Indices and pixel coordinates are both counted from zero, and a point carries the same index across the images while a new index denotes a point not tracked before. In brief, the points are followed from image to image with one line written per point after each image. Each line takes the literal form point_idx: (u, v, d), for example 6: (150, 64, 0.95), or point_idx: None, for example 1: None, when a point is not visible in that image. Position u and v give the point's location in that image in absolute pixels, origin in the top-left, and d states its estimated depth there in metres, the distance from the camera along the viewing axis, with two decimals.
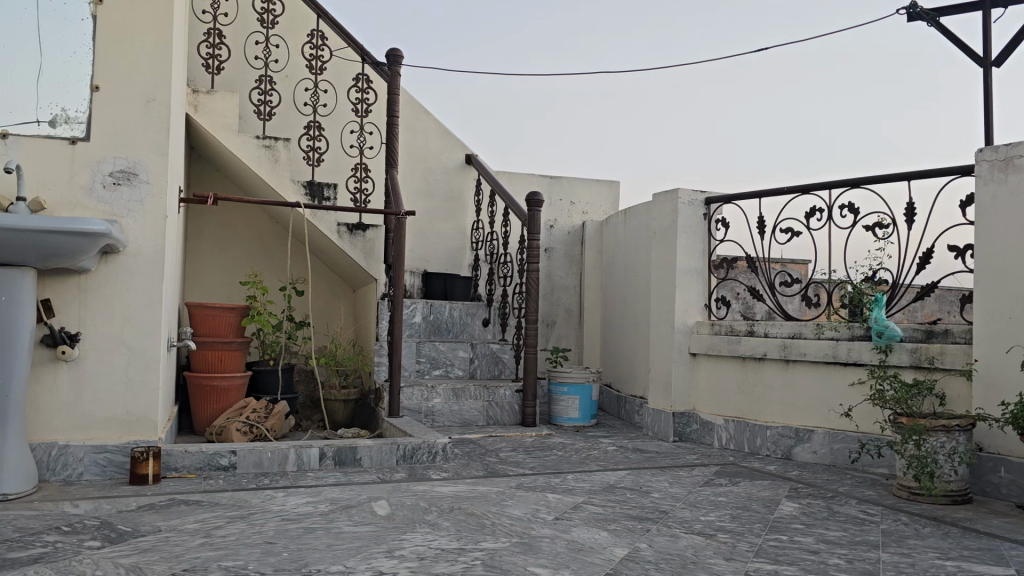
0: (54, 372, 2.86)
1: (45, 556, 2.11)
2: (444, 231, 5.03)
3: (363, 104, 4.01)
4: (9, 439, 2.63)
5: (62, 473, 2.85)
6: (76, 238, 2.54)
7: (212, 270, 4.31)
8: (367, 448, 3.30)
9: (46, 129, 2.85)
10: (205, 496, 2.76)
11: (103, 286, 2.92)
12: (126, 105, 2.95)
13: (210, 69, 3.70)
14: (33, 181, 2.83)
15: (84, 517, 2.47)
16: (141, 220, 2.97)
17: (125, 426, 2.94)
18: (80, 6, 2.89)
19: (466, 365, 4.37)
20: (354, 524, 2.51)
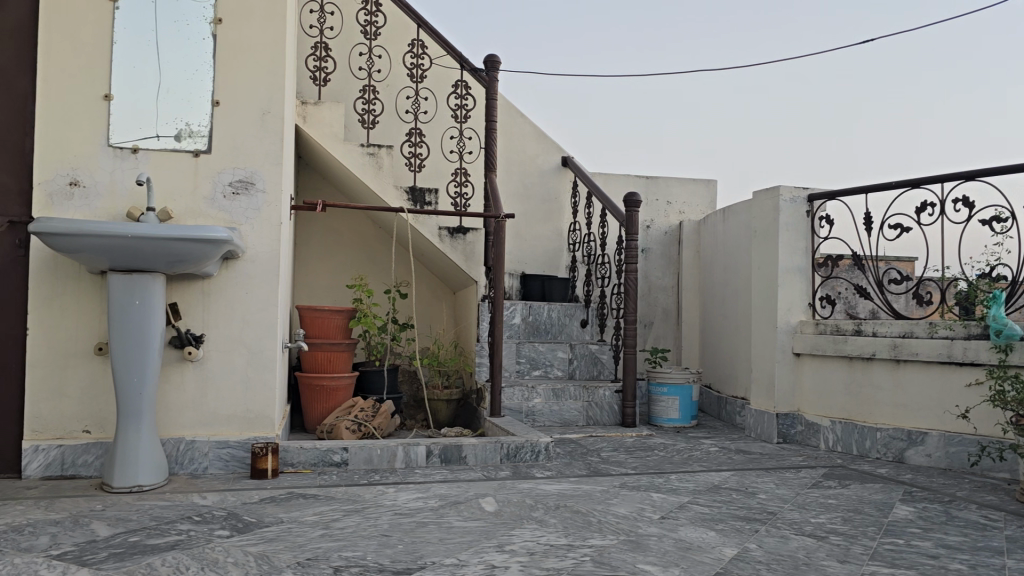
0: (181, 371, 3.04)
1: (181, 543, 2.26)
2: (541, 233, 5.08)
3: (463, 109, 4.09)
4: (142, 435, 2.81)
5: (189, 467, 3.03)
6: (202, 245, 2.70)
7: (320, 273, 4.48)
8: (472, 447, 3.37)
9: (173, 143, 3.03)
10: (322, 490, 2.89)
11: (225, 289, 3.09)
12: (244, 119, 3.11)
13: (317, 81, 3.85)
14: (161, 193, 3.01)
15: (212, 508, 2.62)
16: (257, 227, 3.12)
17: (245, 423, 3.10)
18: (201, 26, 3.07)
19: (565, 366, 4.40)
20: (464, 519, 2.58)
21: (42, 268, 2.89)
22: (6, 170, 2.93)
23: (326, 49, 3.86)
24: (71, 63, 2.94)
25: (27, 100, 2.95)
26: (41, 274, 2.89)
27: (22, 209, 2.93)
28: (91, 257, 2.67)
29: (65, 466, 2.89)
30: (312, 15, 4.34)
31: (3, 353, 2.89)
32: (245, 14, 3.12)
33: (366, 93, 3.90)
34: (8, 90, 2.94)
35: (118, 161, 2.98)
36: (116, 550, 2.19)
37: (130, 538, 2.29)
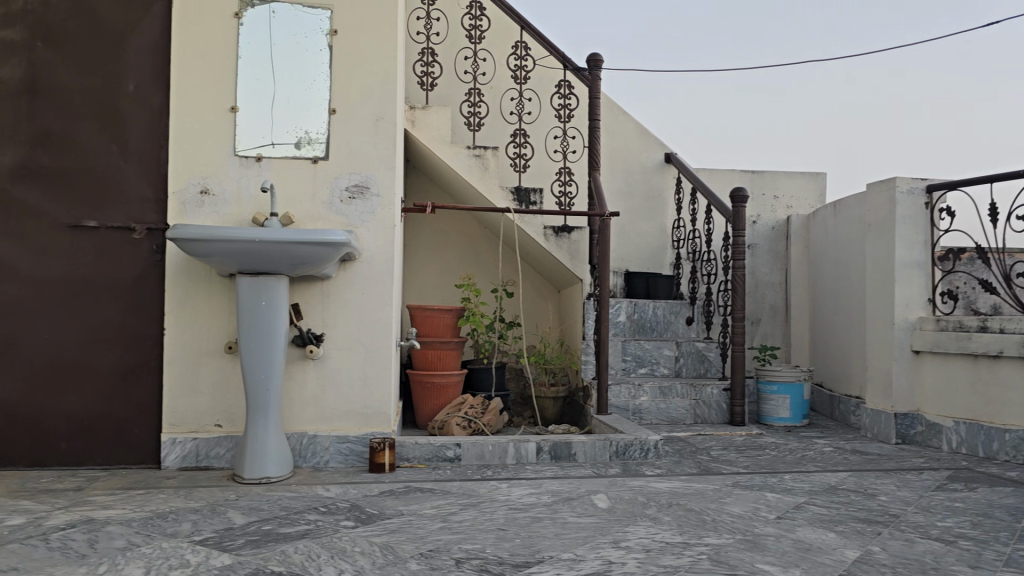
0: (303, 368, 3.18)
1: (310, 532, 2.37)
2: (645, 231, 5.06)
3: (566, 109, 4.11)
4: (268, 430, 2.96)
5: (312, 460, 3.17)
6: (322, 248, 2.82)
7: (428, 273, 4.59)
8: (581, 444, 3.40)
9: (293, 151, 3.18)
10: (438, 484, 2.98)
11: (343, 289, 3.22)
12: (359, 125, 3.23)
13: (424, 87, 3.94)
14: (283, 199, 3.17)
15: (336, 499, 2.74)
16: (373, 230, 3.24)
17: (363, 419, 3.22)
18: (319, 38, 3.20)
19: (671, 363, 4.37)
20: (578, 515, 2.61)
21: (177, 272, 3.08)
22: (144, 180, 3.11)
23: (433, 55, 3.95)
24: (201, 80, 3.13)
25: (161, 115, 3.13)
26: (176, 277, 3.08)
27: (157, 217, 3.11)
28: (221, 261, 2.83)
29: (199, 458, 3.07)
30: (419, 22, 4.46)
31: (142, 352, 3.09)
32: (359, 25, 3.24)
33: (471, 97, 3.98)
34: (144, 106, 3.12)
35: (244, 169, 3.15)
36: (252, 537, 2.32)
37: (264, 526, 2.42)
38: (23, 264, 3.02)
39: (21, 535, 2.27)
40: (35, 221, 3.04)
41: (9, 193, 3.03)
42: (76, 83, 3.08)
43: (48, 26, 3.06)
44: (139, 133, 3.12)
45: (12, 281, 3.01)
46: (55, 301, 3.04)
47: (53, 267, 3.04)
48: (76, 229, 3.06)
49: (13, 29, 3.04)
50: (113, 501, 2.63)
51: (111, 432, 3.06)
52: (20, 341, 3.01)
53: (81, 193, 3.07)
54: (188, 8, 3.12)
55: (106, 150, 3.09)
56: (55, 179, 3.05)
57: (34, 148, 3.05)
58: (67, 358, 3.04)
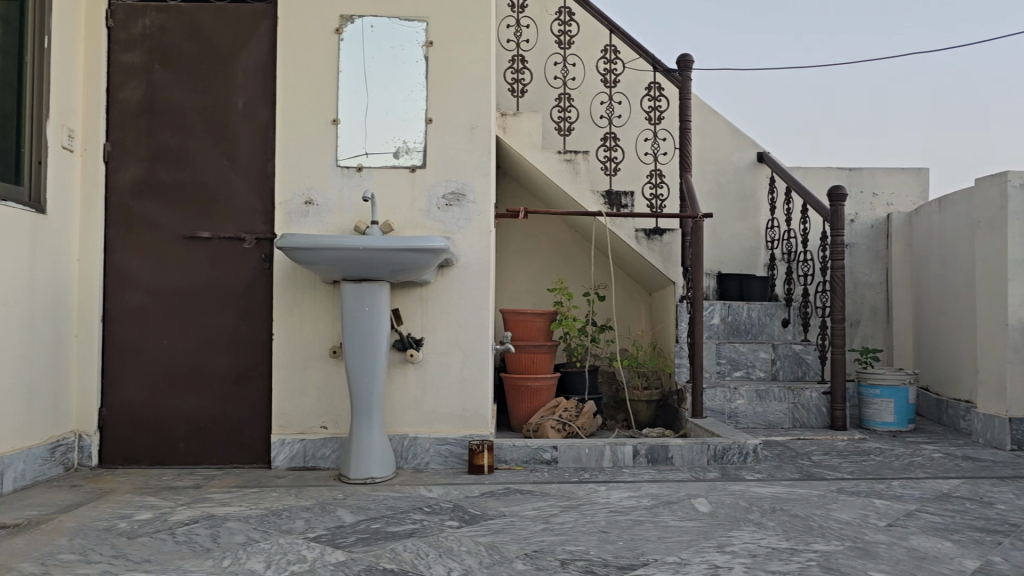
0: (404, 372, 3.27)
1: (417, 531, 2.44)
2: (738, 232, 4.98)
3: (657, 111, 4.09)
4: (372, 431, 3.04)
5: (413, 461, 3.24)
6: (422, 254, 2.87)
7: (520, 278, 4.64)
8: (678, 447, 3.38)
9: (392, 160, 3.27)
10: (536, 486, 3.01)
11: (441, 295, 3.29)
12: (456, 133, 3.29)
13: (515, 94, 3.99)
14: (384, 207, 3.26)
15: (439, 500, 2.80)
16: (469, 236, 3.29)
17: (462, 421, 3.28)
18: (415, 49, 3.29)
19: (768, 366, 4.28)
20: (680, 519, 2.60)
21: (284, 279, 3.21)
22: (252, 192, 3.24)
23: (523, 62, 4.00)
24: (304, 95, 3.25)
25: (267, 129, 3.26)
26: (283, 284, 3.21)
27: (265, 227, 3.24)
28: (325, 269, 2.93)
29: (307, 458, 3.19)
30: (509, 30, 4.52)
31: (252, 356, 3.22)
32: (454, 35, 3.30)
33: (561, 102, 4.01)
34: (251, 121, 3.26)
35: (346, 179, 3.25)
36: (362, 535, 2.40)
37: (372, 525, 2.50)
38: (144, 274, 3.21)
39: (150, 529, 2.41)
40: (154, 233, 3.22)
41: (131, 207, 3.23)
42: (189, 101, 3.25)
43: (164, 49, 3.25)
44: (246, 147, 3.25)
45: (134, 290, 3.21)
46: (173, 308, 3.21)
47: (171, 277, 3.22)
48: (191, 239, 3.23)
49: (133, 53, 3.25)
50: (230, 499, 2.76)
51: (225, 433, 3.21)
52: (143, 346, 3.20)
53: (196, 206, 3.23)
54: (292, 27, 3.25)
55: (217, 164, 3.24)
56: (172, 193, 3.24)
57: (152, 164, 3.24)
58: (185, 362, 3.20)
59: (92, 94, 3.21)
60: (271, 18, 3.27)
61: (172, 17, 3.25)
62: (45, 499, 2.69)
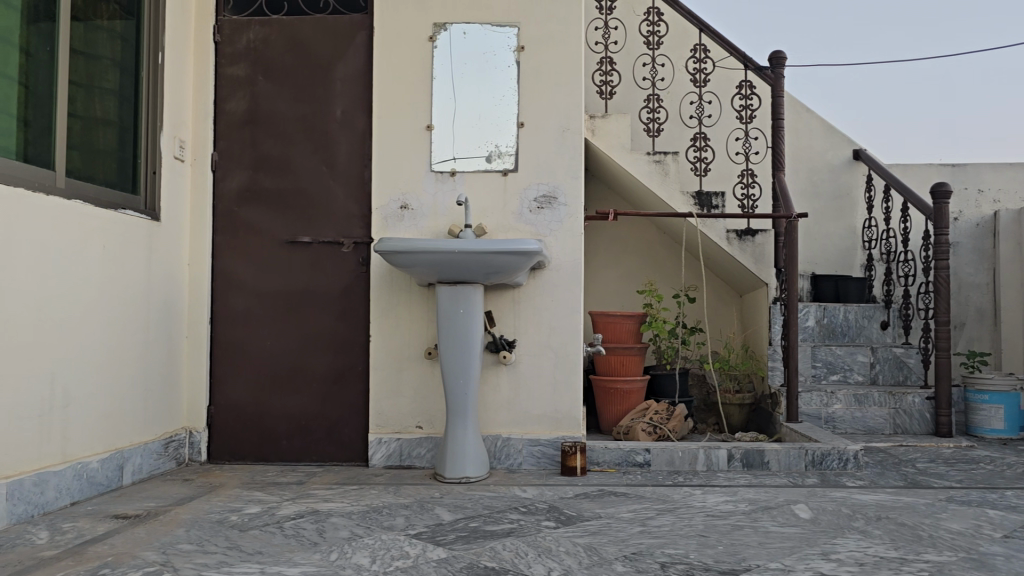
0: (497, 374, 3.31)
1: (515, 531, 2.47)
2: (833, 232, 4.86)
3: (748, 110, 4.02)
4: (467, 431, 3.08)
5: (506, 462, 3.28)
6: (516, 257, 2.89)
7: (607, 280, 4.63)
8: (775, 452, 3.31)
9: (484, 164, 3.31)
10: (631, 489, 3.00)
11: (533, 297, 3.32)
12: (548, 136, 3.31)
13: (603, 96, 3.98)
14: (477, 211, 3.31)
15: (534, 500, 2.82)
16: (561, 238, 3.30)
17: (554, 423, 3.29)
18: (507, 55, 3.33)
19: (866, 370, 4.15)
20: (781, 525, 2.55)
21: (381, 281, 3.29)
22: (350, 198, 3.34)
23: (612, 64, 3.99)
24: (398, 103, 3.32)
25: (364, 137, 3.35)
26: (380, 287, 3.29)
27: (362, 231, 3.33)
28: (421, 272, 2.98)
29: (403, 458, 3.25)
30: (597, 33, 4.54)
31: (351, 357, 3.31)
32: (545, 38, 3.32)
33: (650, 103, 3.98)
34: (349, 129, 3.36)
35: (440, 184, 3.31)
36: (462, 533, 2.44)
37: (471, 523, 2.54)
38: (248, 277, 3.35)
39: (259, 522, 2.50)
40: (258, 238, 3.35)
41: (237, 214, 3.37)
42: (290, 111, 3.37)
43: (267, 61, 3.38)
44: (344, 154, 3.35)
45: (240, 293, 3.35)
46: (276, 310, 3.34)
47: (274, 280, 3.34)
48: (293, 244, 3.34)
49: (238, 65, 3.39)
50: (332, 495, 2.84)
51: (325, 432, 3.30)
52: (248, 347, 3.33)
53: (297, 212, 3.35)
54: (387, 36, 3.34)
55: (316, 171, 3.35)
56: (274, 199, 3.36)
57: (256, 172, 3.37)
58: (286, 363, 3.32)
59: (201, 107, 3.37)
60: (367, 29, 3.37)
61: (274, 30, 3.38)
62: (160, 492, 2.83)
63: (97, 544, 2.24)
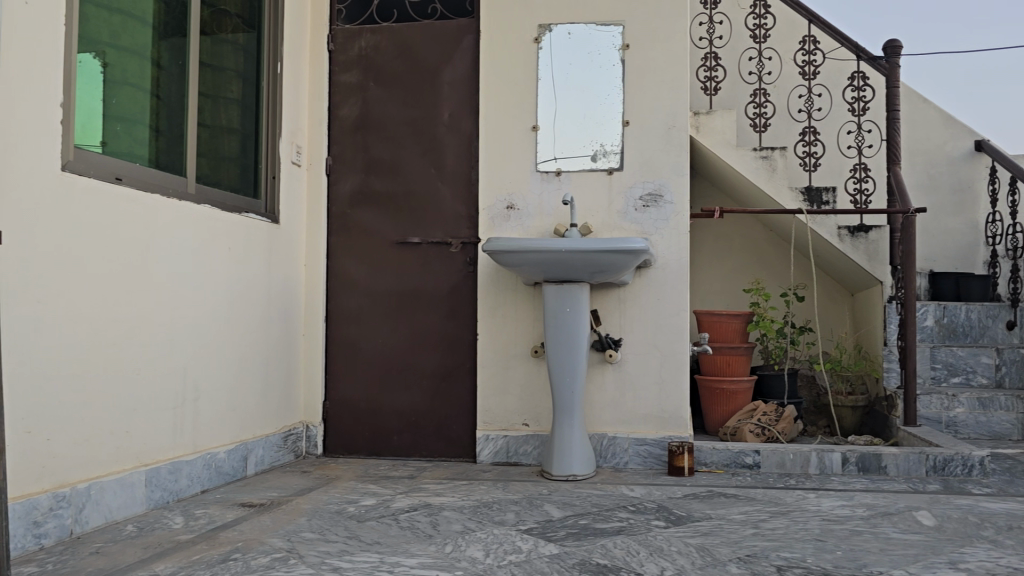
0: (602, 372, 3.32)
1: (625, 529, 2.46)
2: (952, 227, 4.65)
3: (861, 101, 3.88)
4: (573, 430, 3.10)
5: (612, 461, 3.27)
6: (623, 256, 2.87)
7: (711, 277, 4.56)
8: (893, 457, 3.19)
9: (590, 163, 3.32)
10: (741, 490, 2.95)
11: (639, 296, 3.30)
12: (653, 134, 3.28)
13: (708, 92, 3.93)
14: (582, 210, 3.32)
15: (643, 500, 2.81)
16: (667, 236, 3.27)
17: (662, 422, 3.27)
18: (612, 54, 3.32)
19: (991, 373, 3.95)
20: (903, 531, 2.45)
21: (488, 281, 3.34)
22: (457, 199, 3.41)
23: (717, 60, 3.93)
24: (503, 105, 3.37)
25: (471, 139, 3.41)
26: (487, 286, 3.34)
27: (470, 231, 3.39)
28: (528, 271, 3.01)
29: (510, 454, 3.30)
30: (702, 28, 4.48)
31: (459, 356, 3.38)
32: (652, 35, 3.30)
33: (757, 98, 3.90)
34: (457, 132, 3.42)
35: (546, 184, 3.34)
36: (572, 530, 2.46)
37: (580, 521, 2.55)
38: (361, 277, 3.46)
39: (376, 514, 2.59)
40: (370, 239, 3.46)
41: (350, 216, 3.49)
42: (400, 115, 3.47)
43: (378, 67, 3.49)
44: (452, 157, 3.42)
45: (353, 292, 3.46)
46: (387, 309, 3.44)
47: (386, 280, 3.45)
48: (403, 245, 3.44)
49: (351, 72, 3.51)
50: (443, 489, 2.91)
51: (434, 428, 3.38)
52: (361, 345, 3.44)
53: (406, 213, 3.44)
54: (493, 39, 3.39)
55: (425, 173, 3.43)
56: (385, 201, 3.46)
57: (367, 175, 3.48)
58: (397, 360, 3.42)
59: (316, 114, 3.51)
60: (473, 33, 3.43)
61: (385, 37, 3.49)
62: (281, 482, 2.96)
63: (228, 530, 2.37)
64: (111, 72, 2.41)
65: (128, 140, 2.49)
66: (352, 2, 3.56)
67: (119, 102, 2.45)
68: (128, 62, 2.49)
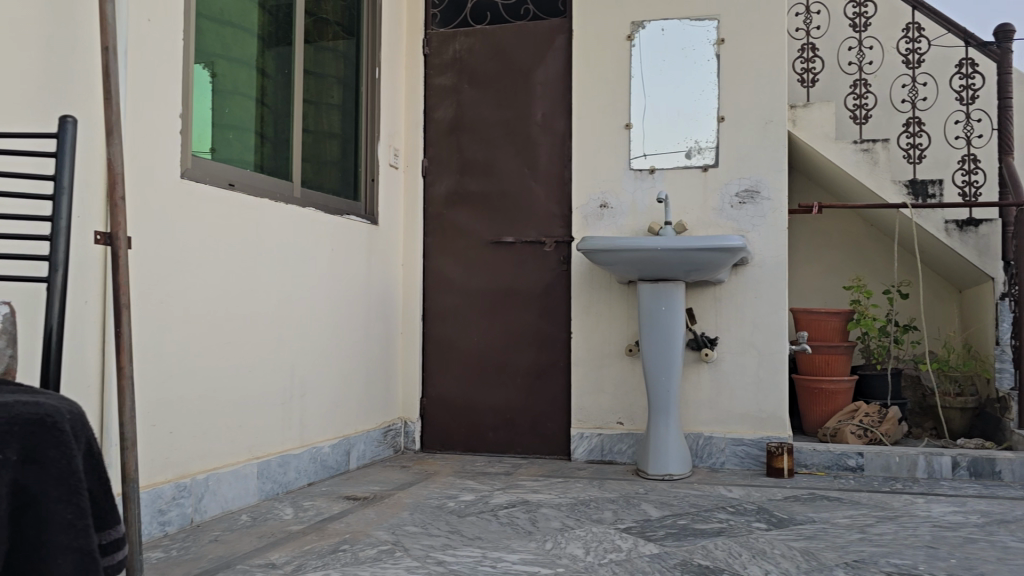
0: (698, 371, 3.28)
1: (725, 531, 2.44)
2: None
3: (970, 89, 3.71)
4: (669, 429, 3.08)
5: (708, 461, 3.24)
6: (718, 253, 2.83)
7: (809, 274, 4.45)
8: (1007, 461, 3.05)
9: (684, 160, 3.29)
10: (844, 493, 2.88)
11: (736, 294, 3.25)
12: (750, 129, 3.22)
13: (806, 85, 3.84)
14: (677, 208, 3.29)
15: (742, 501, 2.78)
16: (764, 233, 3.20)
17: (759, 423, 3.21)
18: (706, 49, 3.28)
19: None
20: (1022, 540, 2.35)
21: (582, 280, 3.35)
22: (550, 198, 3.43)
23: (815, 51, 3.83)
24: (596, 104, 3.38)
25: (565, 138, 3.43)
26: (581, 284, 3.35)
27: (563, 230, 3.41)
28: (622, 270, 3.01)
29: (604, 452, 3.30)
30: (799, 19, 4.37)
31: (553, 354, 3.40)
32: (748, 28, 3.23)
33: (858, 89, 3.79)
34: (550, 131, 3.44)
35: (639, 182, 3.33)
36: (671, 530, 2.45)
37: (679, 521, 2.54)
38: (457, 276, 3.52)
39: (476, 509, 2.64)
40: (464, 239, 3.52)
41: (446, 216, 3.56)
42: (494, 116, 3.51)
43: (471, 69, 3.54)
44: (545, 156, 3.44)
45: (449, 291, 3.53)
46: (482, 307, 3.49)
47: (480, 278, 3.50)
48: (497, 244, 3.48)
49: (445, 75, 3.58)
50: (539, 486, 2.94)
51: (528, 425, 3.42)
52: (456, 343, 3.51)
53: (500, 213, 3.49)
54: (586, 38, 3.40)
55: (518, 173, 3.47)
56: (480, 202, 3.51)
57: (462, 176, 3.54)
58: (492, 358, 3.47)
59: (413, 117, 3.59)
60: (566, 32, 3.44)
61: (479, 40, 3.54)
62: (382, 476, 3.04)
63: (336, 522, 2.46)
64: (224, 83, 2.53)
65: (240, 148, 2.60)
66: (446, 6, 3.62)
67: (231, 111, 2.56)
68: (239, 72, 2.59)
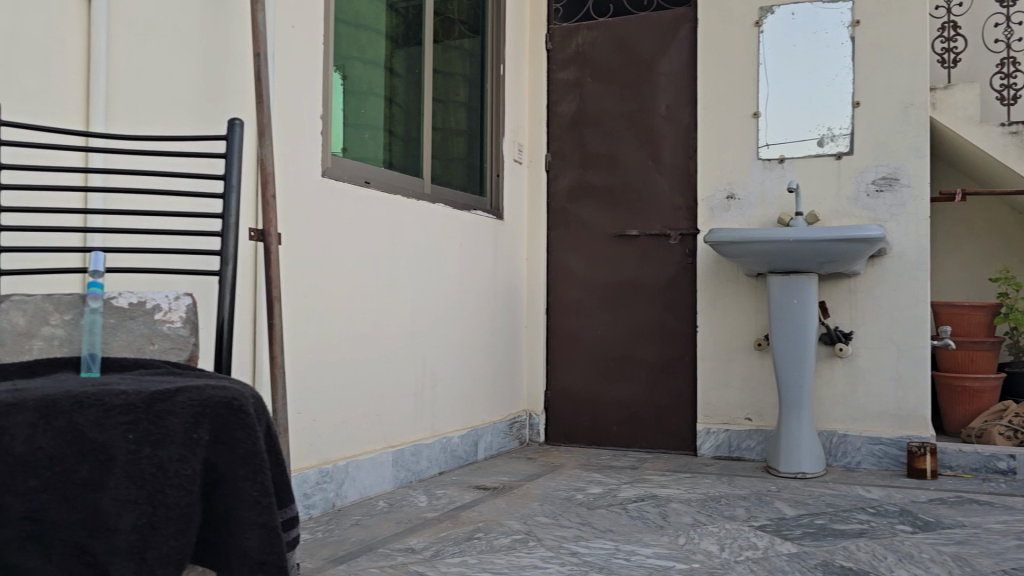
0: (831, 367, 3.17)
1: (867, 532, 2.35)
2: None
3: None
4: (801, 427, 2.98)
5: (843, 460, 3.12)
6: (854, 244, 2.72)
7: (952, 265, 4.21)
8: None
9: (815, 149, 3.18)
10: (995, 497, 2.71)
11: (873, 287, 3.12)
12: (887, 114, 3.08)
13: (947, 65, 3.64)
14: (809, 198, 3.19)
15: (883, 502, 2.66)
16: (904, 223, 3.05)
17: (899, 421, 3.07)
18: (840, 32, 3.15)
19: None
20: None
21: (708, 273, 3.29)
22: (675, 190, 3.38)
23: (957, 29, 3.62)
24: (722, 93, 3.31)
25: (690, 129, 3.37)
26: (707, 278, 3.29)
27: (689, 223, 3.36)
28: (751, 262, 2.95)
29: (731, 449, 3.23)
30: None
31: (678, 348, 3.36)
32: (885, 8, 3.09)
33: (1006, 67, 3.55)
34: (675, 123, 3.40)
35: (768, 172, 3.24)
36: (809, 529, 2.38)
37: (817, 520, 2.46)
38: (580, 270, 3.53)
39: (605, 502, 2.64)
40: (588, 232, 3.53)
41: (569, 210, 3.57)
42: (617, 109, 3.49)
43: (595, 63, 3.54)
44: (669, 148, 3.40)
45: (573, 285, 3.54)
46: (606, 300, 3.49)
47: (604, 272, 3.49)
48: (621, 237, 3.47)
49: (568, 70, 3.59)
50: (667, 481, 2.91)
51: (653, 420, 3.39)
52: (580, 336, 3.52)
53: (623, 206, 3.47)
54: (711, 26, 3.33)
55: (642, 166, 3.44)
56: (603, 195, 3.51)
57: (585, 170, 3.54)
58: (617, 351, 3.46)
59: (536, 112, 3.62)
60: (691, 21, 3.39)
61: (602, 33, 3.53)
62: (509, 467, 3.09)
63: (468, 510, 2.51)
64: (360, 85, 2.62)
65: (374, 147, 2.69)
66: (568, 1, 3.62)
67: (367, 111, 2.65)
68: (373, 74, 2.68)
